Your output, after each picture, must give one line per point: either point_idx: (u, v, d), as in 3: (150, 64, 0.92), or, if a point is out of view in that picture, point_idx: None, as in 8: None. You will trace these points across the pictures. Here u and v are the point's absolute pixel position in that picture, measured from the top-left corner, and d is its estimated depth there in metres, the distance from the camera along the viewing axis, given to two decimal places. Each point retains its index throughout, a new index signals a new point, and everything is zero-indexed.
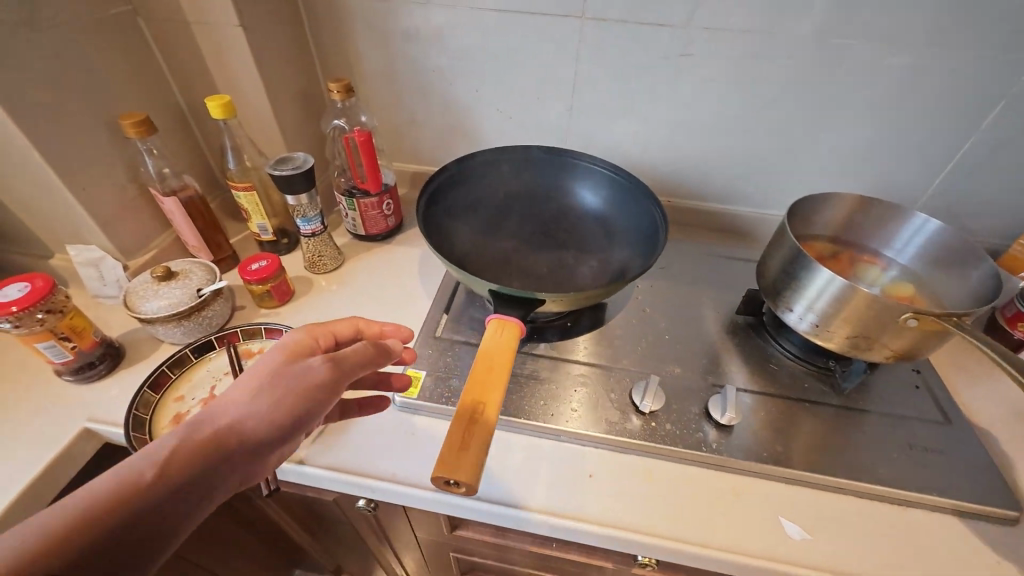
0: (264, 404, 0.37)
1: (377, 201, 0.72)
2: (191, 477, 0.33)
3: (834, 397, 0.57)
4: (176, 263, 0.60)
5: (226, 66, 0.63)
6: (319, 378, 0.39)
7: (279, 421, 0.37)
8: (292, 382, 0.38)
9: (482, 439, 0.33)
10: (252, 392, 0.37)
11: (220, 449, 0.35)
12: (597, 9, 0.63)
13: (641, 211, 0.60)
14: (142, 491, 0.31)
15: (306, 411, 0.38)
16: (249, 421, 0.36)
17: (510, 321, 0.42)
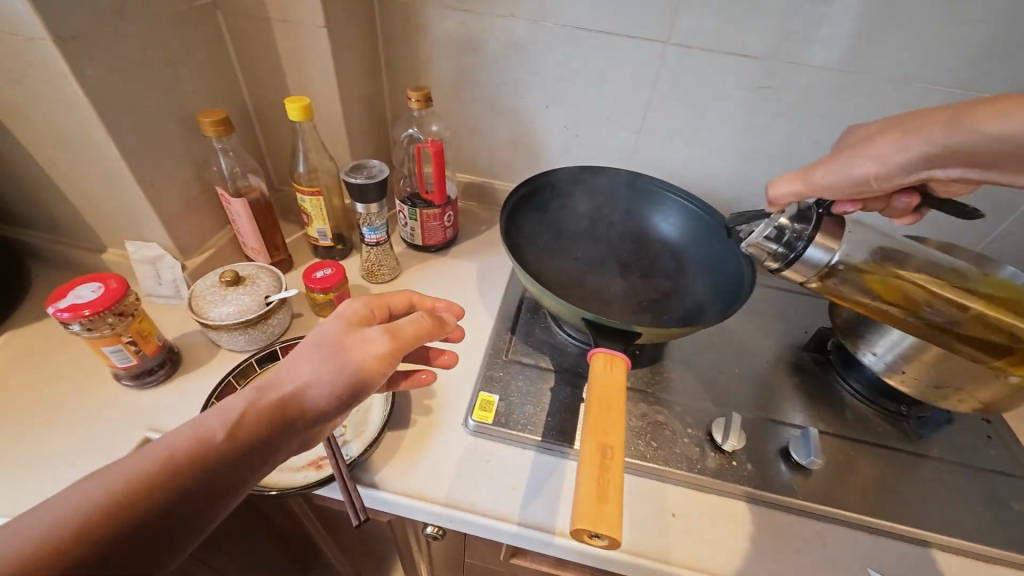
0: (328, 372, 0.32)
1: (440, 212, 0.70)
2: (250, 446, 0.29)
3: (908, 444, 0.57)
4: (242, 267, 0.58)
5: (302, 67, 0.61)
6: (383, 350, 0.34)
7: (343, 391, 0.32)
8: (355, 349, 0.34)
9: (616, 486, 0.33)
10: (315, 359, 0.33)
11: (281, 418, 0.30)
12: (683, 35, 0.63)
13: (720, 246, 0.59)
14: (198, 459, 0.27)
15: (371, 382, 0.34)
16: (312, 389, 0.32)
17: (619, 358, 0.42)
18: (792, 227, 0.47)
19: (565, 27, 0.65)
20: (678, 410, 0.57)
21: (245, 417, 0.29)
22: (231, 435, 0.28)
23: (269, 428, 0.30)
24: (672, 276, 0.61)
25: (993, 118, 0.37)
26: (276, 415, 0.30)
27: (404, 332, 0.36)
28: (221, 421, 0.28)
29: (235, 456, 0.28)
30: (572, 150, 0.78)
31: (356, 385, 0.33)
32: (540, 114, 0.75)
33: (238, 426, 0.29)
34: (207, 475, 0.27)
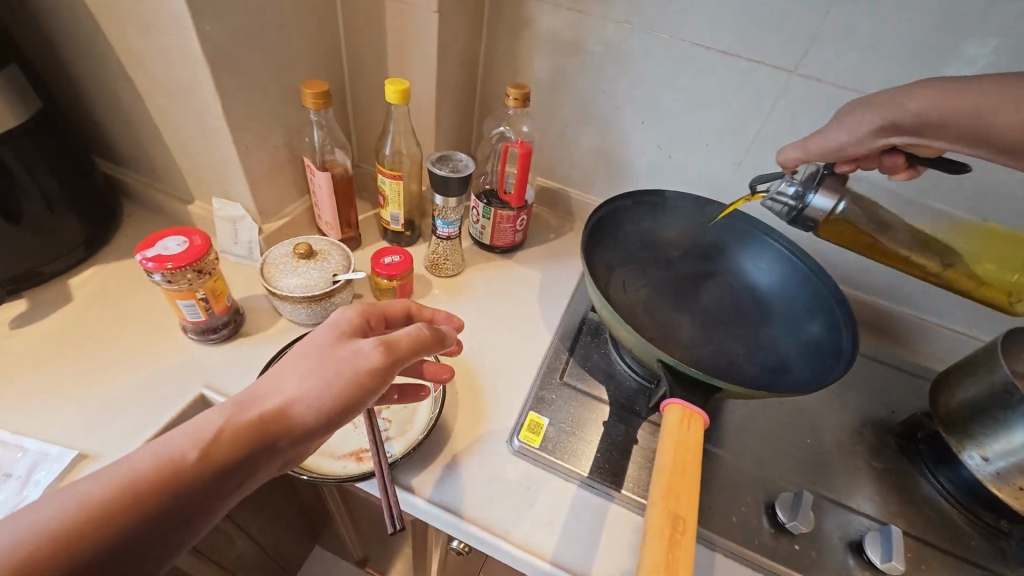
0: (313, 387, 0.32)
1: (514, 215, 0.68)
2: (226, 466, 0.28)
3: (1004, 565, 0.49)
4: (315, 241, 0.58)
5: (405, 49, 0.60)
6: (373, 367, 0.33)
7: (329, 409, 0.32)
8: (343, 366, 0.33)
9: (686, 565, 0.31)
10: (302, 372, 0.32)
11: (261, 435, 0.30)
12: (814, 66, 0.57)
13: (816, 305, 0.54)
14: (170, 479, 0.27)
15: (358, 400, 0.32)
16: (295, 406, 0.31)
17: (697, 414, 0.39)
18: (798, 184, 0.48)
19: (682, 41, 0.61)
20: (738, 473, 0.52)
21: (221, 434, 0.29)
22: (206, 454, 0.28)
23: (249, 446, 0.29)
24: (755, 326, 0.56)
25: (933, 95, 0.37)
26: (258, 432, 0.30)
27: (396, 345, 0.34)
28: (196, 439, 0.28)
29: (206, 476, 0.28)
30: (661, 171, 0.73)
31: (343, 404, 0.32)
32: (634, 129, 0.70)
33: (215, 445, 0.28)
34: (180, 496, 0.27)
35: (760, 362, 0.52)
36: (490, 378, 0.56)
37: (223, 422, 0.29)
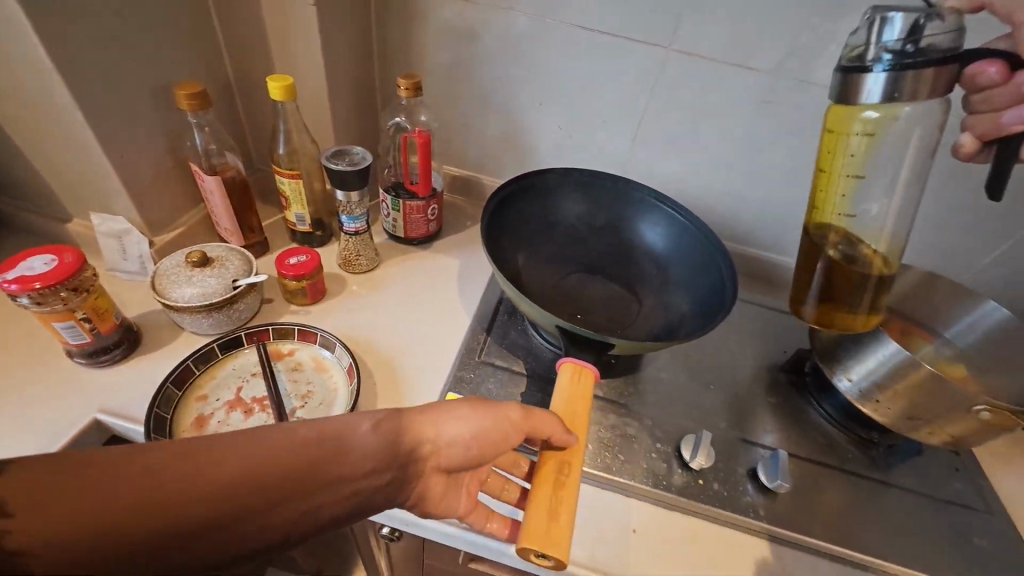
0: (514, 424, 0.38)
1: (423, 205, 0.68)
2: (357, 471, 0.32)
3: (876, 471, 0.56)
4: (211, 248, 0.56)
5: (289, 45, 0.59)
6: (512, 418, 0.38)
7: (469, 445, 0.37)
8: (501, 411, 0.38)
9: (569, 505, 0.36)
10: (508, 414, 0.39)
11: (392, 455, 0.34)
12: (685, 42, 0.61)
13: (704, 256, 0.58)
14: (315, 457, 0.31)
15: (501, 445, 0.38)
16: (432, 441, 0.36)
17: (588, 369, 0.45)
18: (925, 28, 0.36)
19: (566, 24, 0.63)
20: (650, 423, 0.56)
21: (371, 437, 0.34)
22: (357, 450, 0.33)
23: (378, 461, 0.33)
24: (655, 285, 0.60)
25: None
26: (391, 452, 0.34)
27: (539, 416, 0.39)
28: (347, 433, 0.33)
29: (340, 470, 0.32)
30: (563, 151, 0.76)
31: (484, 437, 0.38)
32: (535, 112, 0.73)
33: (360, 446, 0.33)
34: (318, 480, 0.31)
35: (659, 322, 0.56)
36: (409, 368, 0.57)
37: (371, 425, 0.34)
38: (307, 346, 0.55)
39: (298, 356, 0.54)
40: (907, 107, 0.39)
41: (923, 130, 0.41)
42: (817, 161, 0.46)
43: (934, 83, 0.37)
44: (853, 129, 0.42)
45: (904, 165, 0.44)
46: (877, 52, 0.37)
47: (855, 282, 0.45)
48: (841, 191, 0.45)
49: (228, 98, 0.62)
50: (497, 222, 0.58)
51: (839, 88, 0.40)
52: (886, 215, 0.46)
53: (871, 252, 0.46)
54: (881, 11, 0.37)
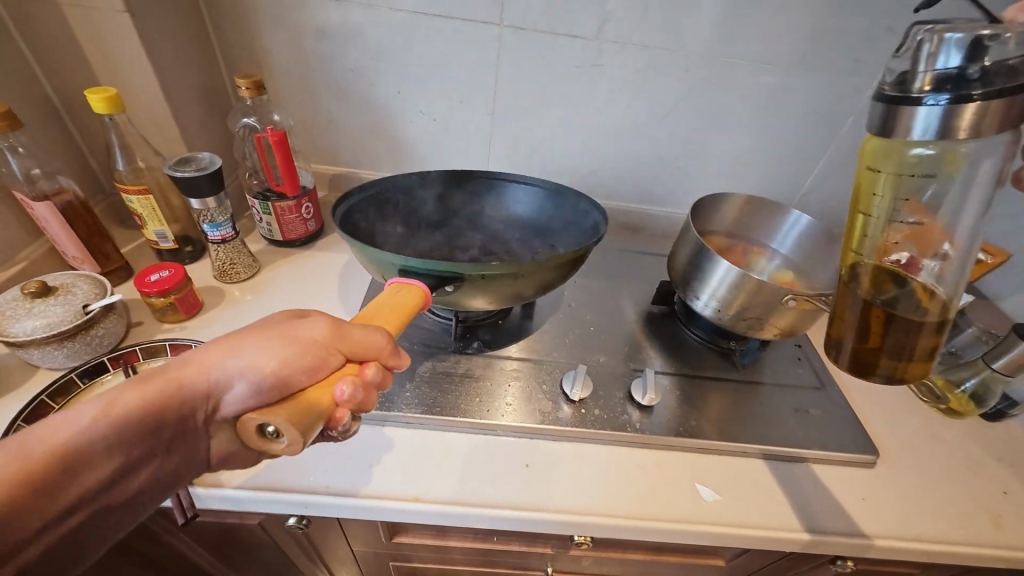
0: (318, 352, 0.36)
1: (295, 204, 0.68)
2: (129, 435, 0.33)
3: (737, 373, 0.65)
4: (54, 278, 0.53)
5: (111, 56, 0.57)
6: (314, 342, 0.36)
7: (252, 393, 0.34)
8: (281, 342, 0.35)
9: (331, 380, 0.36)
10: (313, 338, 0.36)
11: (165, 411, 0.34)
12: (515, 17, 0.66)
13: (570, 206, 0.65)
14: (78, 443, 0.32)
15: (298, 383, 0.34)
16: (211, 386, 0.35)
17: (415, 285, 0.47)
18: (989, 55, 0.29)
19: (402, 11, 0.66)
20: (536, 370, 0.61)
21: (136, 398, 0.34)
22: (117, 419, 0.33)
23: (149, 420, 0.34)
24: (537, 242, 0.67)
25: None
26: (158, 410, 0.34)
27: (337, 338, 0.37)
28: (107, 405, 0.33)
29: (113, 440, 0.33)
30: (431, 135, 0.79)
31: (272, 381, 0.34)
32: (394, 100, 0.75)
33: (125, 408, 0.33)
34: (94, 458, 0.32)
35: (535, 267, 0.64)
36: None
37: (130, 391, 0.34)
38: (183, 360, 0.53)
39: None
40: (973, 142, 0.32)
41: (993, 168, 0.33)
42: (851, 201, 0.39)
43: (1004, 111, 0.29)
44: (906, 168, 0.35)
45: (980, 205, 0.35)
46: (925, 83, 0.31)
47: (903, 327, 0.37)
48: (890, 238, 0.38)
49: (52, 120, 0.58)
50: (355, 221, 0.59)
51: (879, 121, 0.34)
52: (957, 264, 0.37)
53: (921, 291, 0.38)
54: (936, 33, 0.30)
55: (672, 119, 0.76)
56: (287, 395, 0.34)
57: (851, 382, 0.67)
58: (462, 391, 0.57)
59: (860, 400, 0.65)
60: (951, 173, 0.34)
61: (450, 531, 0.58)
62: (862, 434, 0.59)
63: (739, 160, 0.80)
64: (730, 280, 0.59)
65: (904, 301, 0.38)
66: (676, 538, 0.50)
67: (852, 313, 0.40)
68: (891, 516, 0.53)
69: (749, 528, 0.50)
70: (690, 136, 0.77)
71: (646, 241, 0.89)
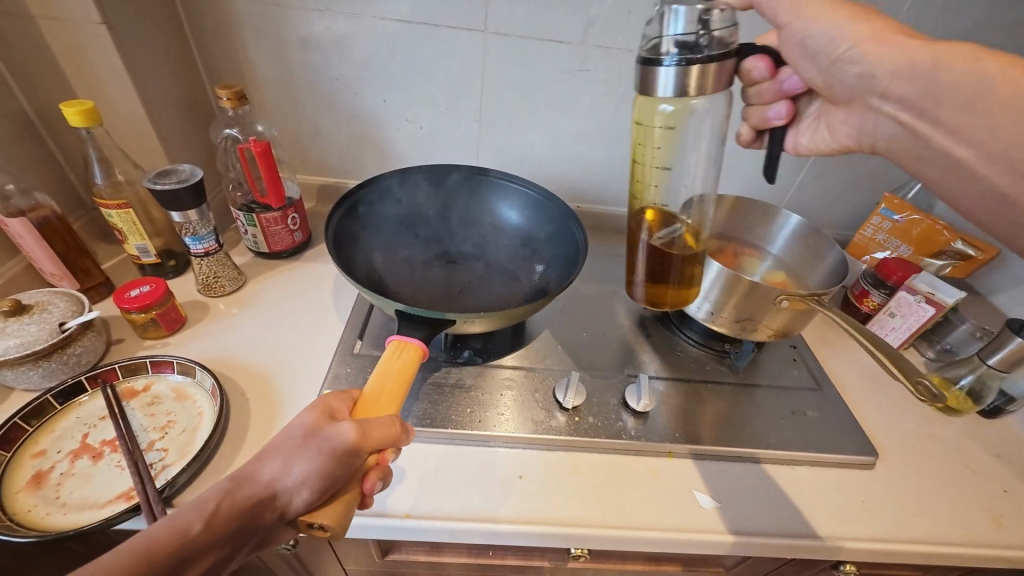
0: (359, 447, 0.36)
1: (280, 215, 0.67)
2: (217, 548, 0.33)
3: (733, 375, 0.65)
4: (30, 296, 0.51)
5: (89, 70, 0.56)
6: (346, 450, 0.35)
7: (313, 495, 0.35)
8: (325, 442, 0.35)
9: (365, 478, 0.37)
10: (346, 444, 0.35)
11: (248, 519, 0.34)
12: (499, 23, 0.66)
13: (556, 217, 0.62)
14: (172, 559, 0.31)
15: (347, 481, 0.36)
16: (278, 491, 0.35)
17: (413, 343, 0.45)
18: (712, 30, 0.36)
19: (385, 19, 0.65)
20: (530, 377, 0.60)
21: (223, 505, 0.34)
22: (208, 530, 0.33)
23: (240, 528, 0.34)
24: (523, 255, 0.63)
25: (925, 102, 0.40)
26: (241, 520, 0.34)
27: (370, 431, 0.36)
28: (197, 514, 0.33)
29: (202, 554, 0.32)
30: (419, 143, 0.78)
31: (323, 490, 0.35)
32: (380, 108, 0.74)
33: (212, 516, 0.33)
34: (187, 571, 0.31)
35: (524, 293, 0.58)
36: (282, 378, 0.55)
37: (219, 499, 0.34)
38: (164, 377, 0.52)
39: (154, 390, 0.51)
40: (696, 101, 0.39)
41: (713, 125, 0.42)
42: (631, 152, 0.45)
43: (718, 72, 0.35)
44: (653, 123, 0.42)
45: (710, 160, 0.45)
46: (668, 47, 0.36)
47: (678, 266, 0.46)
48: (653, 181, 0.45)
49: (28, 134, 0.56)
50: (342, 233, 0.57)
51: (641, 83, 0.38)
52: (701, 209, 0.47)
53: (686, 232, 0.46)
54: (667, 6, 0.35)
55: None
56: (330, 492, 0.36)
57: (847, 382, 0.67)
58: (454, 401, 0.56)
59: (857, 401, 0.64)
60: (692, 128, 0.42)
61: (444, 547, 0.56)
62: (860, 435, 0.58)
63: (727, 162, 0.80)
64: (721, 282, 0.58)
65: (675, 242, 0.45)
66: (676, 547, 0.49)
67: (636, 259, 0.48)
68: (892, 517, 0.52)
69: (749, 535, 0.49)
70: None
71: None
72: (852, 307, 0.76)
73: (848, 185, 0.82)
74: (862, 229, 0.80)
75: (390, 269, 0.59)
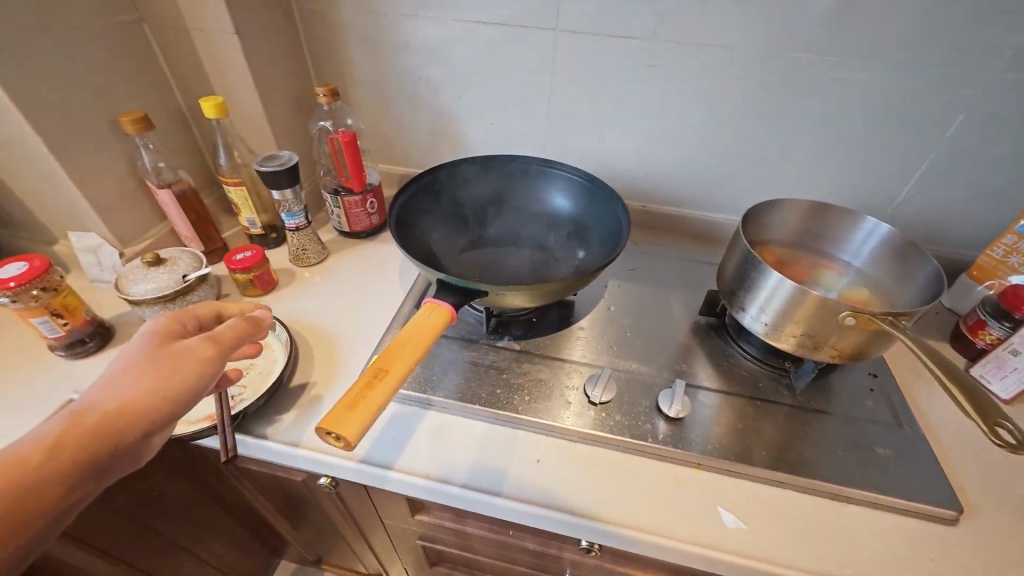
0: (207, 356, 0.41)
1: (360, 199, 0.76)
2: (76, 471, 0.36)
3: (788, 397, 0.59)
4: (167, 252, 0.64)
5: (224, 72, 0.68)
6: (193, 360, 0.40)
7: (165, 401, 0.39)
8: (169, 359, 0.40)
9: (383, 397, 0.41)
10: (198, 352, 0.41)
11: (108, 442, 0.37)
12: (570, 21, 0.67)
13: (605, 205, 0.64)
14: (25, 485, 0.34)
15: (194, 384, 0.40)
16: (128, 407, 0.38)
17: (442, 306, 0.49)
18: None
19: (463, 22, 0.70)
20: (565, 369, 0.61)
21: (70, 436, 0.36)
22: (54, 453, 0.35)
23: (98, 452, 0.37)
24: (570, 240, 0.66)
25: None
26: (95, 441, 0.37)
27: (221, 339, 0.42)
28: (37, 449, 0.35)
29: (57, 479, 0.35)
30: (490, 138, 0.83)
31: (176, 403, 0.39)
32: (456, 105, 0.79)
33: (62, 446, 0.35)
34: (59, 482, 0.35)
35: (570, 273, 0.60)
36: (342, 340, 0.63)
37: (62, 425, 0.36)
38: None
39: None
40: None
41: None
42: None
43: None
44: None
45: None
46: None
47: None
48: None
49: (178, 123, 0.71)
50: (407, 215, 0.62)
51: None
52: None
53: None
54: None
55: (736, 121, 0.71)
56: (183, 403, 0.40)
57: (939, 424, 0.57)
58: (488, 382, 0.59)
59: (950, 447, 0.55)
60: None
61: (468, 517, 0.60)
62: (943, 484, 0.50)
63: (814, 164, 0.73)
64: (785, 294, 0.53)
65: None
66: (691, 562, 0.47)
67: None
68: None
69: (776, 565, 0.45)
70: (759, 137, 0.72)
71: (705, 249, 0.84)
72: (964, 341, 0.65)
73: (976, 197, 0.69)
74: (989, 249, 0.67)
75: (444, 252, 0.63)
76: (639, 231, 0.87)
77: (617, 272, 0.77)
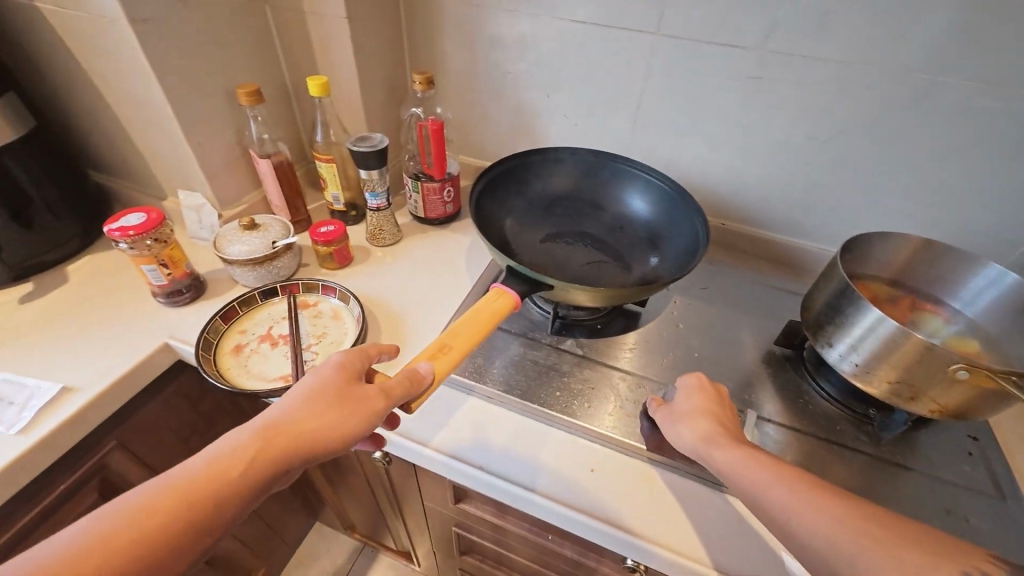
0: (312, 417, 0.39)
1: (439, 186, 0.77)
2: (215, 514, 0.36)
3: (869, 446, 0.54)
4: (261, 218, 0.68)
5: (330, 54, 0.72)
6: (357, 411, 0.40)
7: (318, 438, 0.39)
8: (319, 406, 0.40)
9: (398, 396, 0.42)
10: (297, 412, 0.40)
11: (251, 485, 0.37)
12: (674, 26, 0.65)
13: (687, 215, 0.62)
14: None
15: (347, 427, 0.40)
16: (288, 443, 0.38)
17: (509, 294, 0.50)
18: None
19: (563, 20, 0.70)
20: (627, 381, 0.59)
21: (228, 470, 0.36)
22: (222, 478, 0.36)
23: (241, 493, 0.37)
24: (642, 247, 0.64)
25: None
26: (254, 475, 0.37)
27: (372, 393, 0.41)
28: (202, 476, 0.36)
29: (194, 522, 0.35)
30: (571, 138, 0.82)
31: (263, 475, 0.38)
32: (543, 103, 0.79)
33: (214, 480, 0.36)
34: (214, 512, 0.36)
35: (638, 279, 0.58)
36: (408, 321, 0.64)
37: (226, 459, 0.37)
38: (329, 299, 0.65)
39: (320, 306, 0.64)
40: None
41: None
42: None
43: None
44: None
45: None
46: None
47: None
48: None
49: (282, 98, 0.75)
50: (482, 199, 0.63)
51: None
52: None
53: None
54: None
55: (843, 144, 0.66)
56: (276, 467, 0.38)
57: None
58: (546, 382, 0.58)
59: None
60: None
61: (510, 514, 0.60)
62: None
63: (926, 198, 0.67)
64: (882, 332, 0.48)
65: None
66: None
67: None
68: None
69: None
70: (865, 163, 0.67)
71: (784, 275, 0.79)
72: None
73: None
74: None
75: (513, 242, 0.63)
76: (714, 247, 0.84)
77: (688, 288, 0.74)
